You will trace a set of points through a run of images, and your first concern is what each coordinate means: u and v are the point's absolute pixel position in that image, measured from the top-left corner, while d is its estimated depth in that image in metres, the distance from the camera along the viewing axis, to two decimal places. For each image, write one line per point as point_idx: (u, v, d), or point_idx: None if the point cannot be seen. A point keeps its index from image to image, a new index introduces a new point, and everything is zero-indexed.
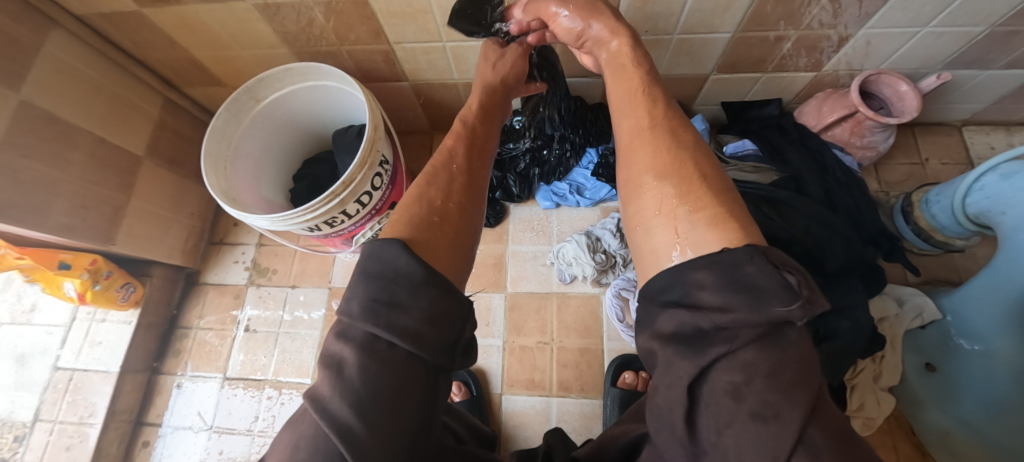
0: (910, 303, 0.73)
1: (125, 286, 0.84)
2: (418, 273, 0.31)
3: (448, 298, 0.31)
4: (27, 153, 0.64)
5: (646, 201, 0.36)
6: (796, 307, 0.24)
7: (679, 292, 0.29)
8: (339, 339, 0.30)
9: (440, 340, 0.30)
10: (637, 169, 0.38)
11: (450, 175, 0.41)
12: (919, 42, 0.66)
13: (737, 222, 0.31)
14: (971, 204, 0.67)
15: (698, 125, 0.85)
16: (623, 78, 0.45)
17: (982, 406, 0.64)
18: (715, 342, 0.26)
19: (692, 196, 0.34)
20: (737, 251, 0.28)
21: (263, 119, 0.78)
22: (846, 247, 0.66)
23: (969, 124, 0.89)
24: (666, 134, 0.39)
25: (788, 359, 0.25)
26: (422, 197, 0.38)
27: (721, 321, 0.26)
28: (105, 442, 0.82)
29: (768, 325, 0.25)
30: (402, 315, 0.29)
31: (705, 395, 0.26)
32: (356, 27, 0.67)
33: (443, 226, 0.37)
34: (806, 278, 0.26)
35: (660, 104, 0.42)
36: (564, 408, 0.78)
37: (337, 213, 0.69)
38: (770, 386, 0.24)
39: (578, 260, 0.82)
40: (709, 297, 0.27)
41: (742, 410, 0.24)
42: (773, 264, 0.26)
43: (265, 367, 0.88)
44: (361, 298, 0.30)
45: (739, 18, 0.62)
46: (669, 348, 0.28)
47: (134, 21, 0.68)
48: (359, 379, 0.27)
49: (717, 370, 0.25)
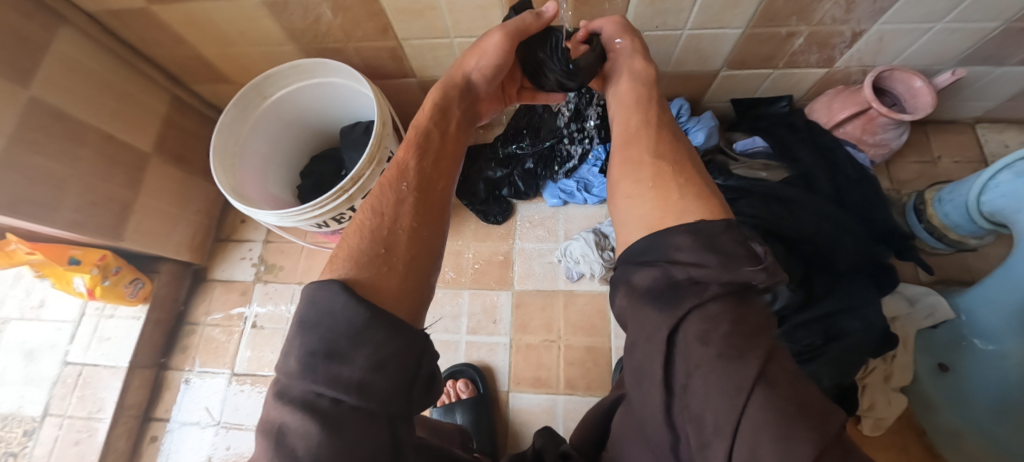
0: (922, 303, 0.72)
1: (134, 282, 0.84)
2: (359, 316, 0.29)
3: (396, 338, 0.29)
4: (38, 150, 0.64)
5: (639, 174, 0.38)
6: (760, 270, 0.28)
7: (658, 253, 0.32)
8: (280, 401, 0.28)
9: (390, 385, 0.28)
10: (636, 150, 0.41)
11: (398, 196, 0.39)
12: (933, 38, 0.65)
13: (720, 202, 0.35)
14: (986, 202, 0.66)
15: (706, 121, 0.83)
16: (636, 79, 0.48)
17: (994, 405, 0.63)
18: (688, 295, 0.28)
19: (685, 175, 0.37)
20: (713, 223, 0.31)
21: (270, 115, 0.78)
22: (858, 246, 0.65)
23: (982, 121, 0.88)
24: (670, 134, 0.42)
25: (748, 312, 0.27)
26: (365, 226, 0.37)
27: (696, 275, 0.29)
28: (114, 437, 0.83)
29: (734, 283, 0.28)
30: (343, 365, 0.27)
31: (680, 344, 0.28)
32: (363, 23, 0.67)
33: (388, 258, 0.34)
34: (768, 251, 0.30)
35: (664, 110, 0.45)
36: (570, 406, 0.78)
37: (344, 209, 0.69)
38: (734, 329, 0.26)
39: (586, 258, 0.82)
40: (685, 256, 0.30)
41: (709, 352, 0.26)
42: (744, 236, 0.30)
43: (272, 363, 0.88)
44: (298, 353, 0.28)
45: (749, 15, 0.61)
46: (646, 302, 0.30)
47: (142, 18, 0.68)
48: (296, 448, 0.25)
49: (689, 319, 0.27)
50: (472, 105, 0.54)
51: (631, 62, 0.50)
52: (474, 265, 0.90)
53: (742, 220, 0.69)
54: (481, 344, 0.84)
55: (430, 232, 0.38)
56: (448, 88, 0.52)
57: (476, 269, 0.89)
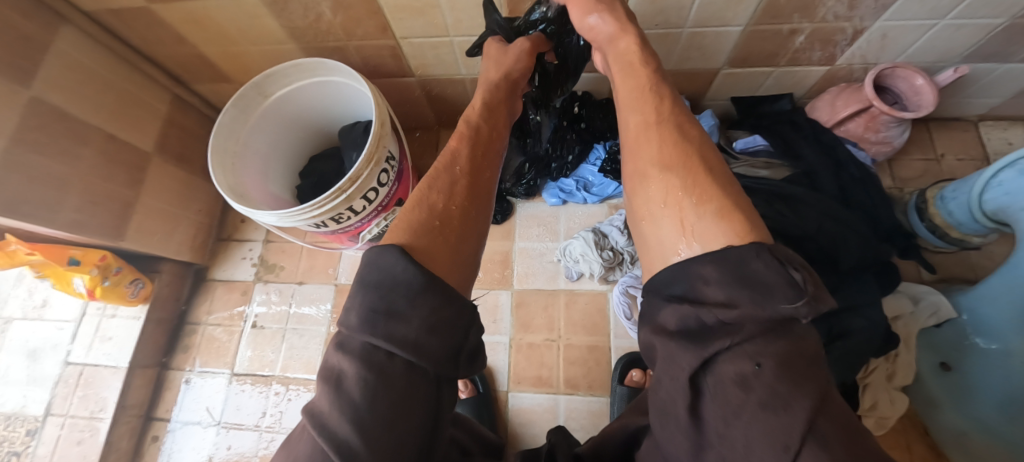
0: (925, 301, 0.72)
1: (135, 282, 0.84)
2: (415, 282, 0.32)
3: (446, 306, 0.32)
4: (38, 149, 0.64)
5: (651, 193, 0.36)
6: (802, 304, 0.25)
7: (684, 287, 0.30)
8: (339, 350, 0.31)
9: (439, 348, 0.31)
10: (643, 162, 0.39)
11: (453, 178, 0.42)
12: (937, 34, 0.65)
13: (742, 212, 0.32)
14: (989, 200, 0.66)
15: (708, 119, 0.83)
16: (631, 75, 0.46)
17: (1002, 407, 0.62)
18: (720, 335, 0.26)
19: (700, 187, 0.34)
20: (743, 248, 0.28)
21: (271, 114, 0.78)
22: (862, 245, 0.65)
23: (986, 119, 0.87)
24: (673, 129, 0.39)
25: (797, 350, 0.25)
26: (423, 201, 0.40)
27: (725, 317, 0.27)
28: (115, 436, 0.83)
29: (774, 321, 0.26)
30: (400, 324, 0.30)
31: (710, 386, 0.26)
32: (364, 22, 0.66)
33: (444, 230, 0.37)
34: (811, 275, 0.27)
35: (667, 101, 0.42)
36: (572, 405, 0.78)
37: (343, 209, 0.69)
38: (778, 375, 0.24)
39: (586, 257, 0.81)
40: (714, 291, 0.28)
41: (751, 400, 0.25)
42: (780, 260, 0.27)
43: (273, 362, 0.88)
44: (359, 309, 0.32)
45: (752, 11, 0.61)
46: (673, 341, 0.29)
47: (144, 17, 0.68)
48: (358, 393, 0.29)
49: (721, 361, 0.26)
50: (510, 102, 0.57)
51: (621, 49, 0.49)
52: None
53: None
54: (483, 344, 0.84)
55: (477, 212, 0.42)
56: (492, 85, 0.55)
57: None
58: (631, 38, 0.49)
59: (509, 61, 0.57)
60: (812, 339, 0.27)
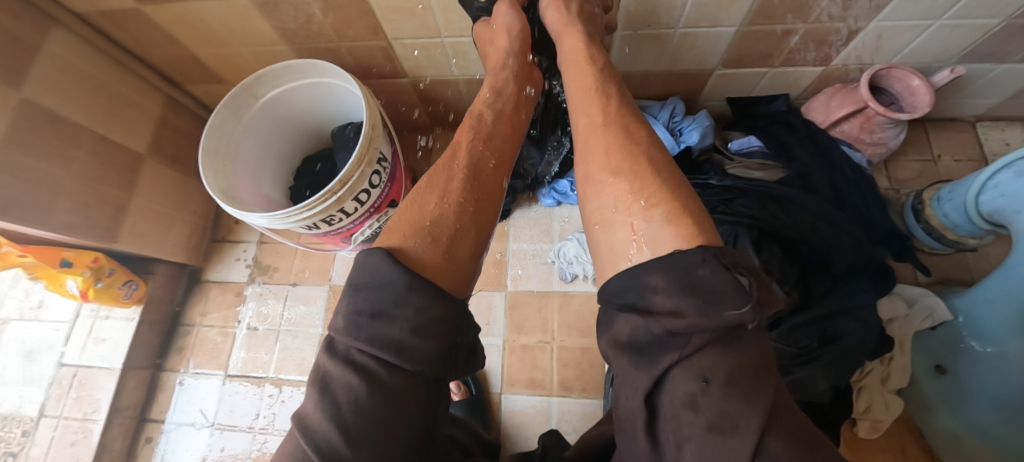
0: (921, 304, 0.71)
1: (129, 284, 0.84)
2: (400, 282, 0.32)
3: (434, 305, 0.32)
4: (30, 152, 0.64)
5: (604, 198, 0.37)
6: (747, 310, 0.25)
7: (635, 296, 0.30)
8: (328, 353, 0.31)
9: (427, 348, 0.31)
10: (595, 165, 0.39)
11: (450, 174, 0.43)
12: (933, 35, 0.64)
13: (692, 217, 0.32)
14: (985, 202, 0.65)
15: (702, 120, 0.81)
16: (578, 75, 0.47)
17: (993, 409, 0.62)
18: (669, 350, 0.26)
19: (648, 191, 0.34)
20: (691, 253, 0.28)
21: (263, 116, 0.78)
22: (856, 247, 0.64)
23: (983, 120, 0.86)
24: (619, 130, 0.40)
25: (745, 362, 0.25)
26: (418, 202, 0.41)
27: (672, 327, 0.26)
28: (109, 438, 0.83)
29: (719, 329, 0.25)
30: (386, 325, 0.30)
31: (664, 404, 0.27)
32: (355, 23, 0.66)
33: (434, 230, 0.38)
34: (756, 279, 0.26)
35: (613, 101, 0.43)
36: (565, 408, 0.78)
37: (334, 210, 0.68)
38: (726, 394, 0.24)
39: (579, 259, 0.82)
40: (661, 300, 0.28)
41: (700, 421, 0.25)
42: (725, 265, 0.27)
43: (267, 364, 0.88)
44: (346, 312, 0.32)
45: (745, 12, 0.60)
46: (626, 357, 0.29)
47: (135, 19, 0.68)
48: (344, 394, 0.29)
49: (672, 379, 0.26)
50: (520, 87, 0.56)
51: (568, 46, 0.50)
52: None
53: (737, 220, 0.68)
54: None
55: (476, 208, 0.42)
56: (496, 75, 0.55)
57: None
58: (579, 35, 0.50)
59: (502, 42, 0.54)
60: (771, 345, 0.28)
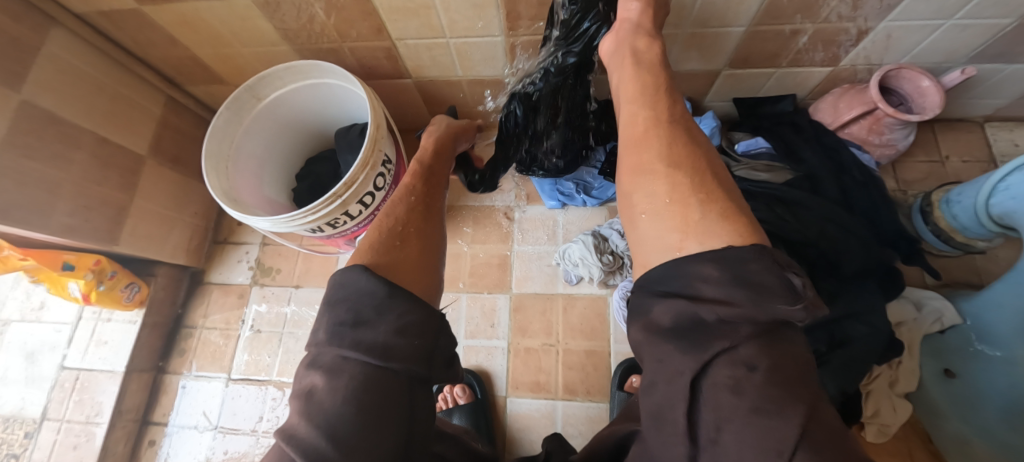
0: (929, 308, 0.71)
1: (130, 286, 0.84)
2: (380, 290, 0.33)
3: (414, 310, 0.33)
4: (29, 154, 0.63)
5: (655, 187, 0.35)
6: (799, 308, 0.26)
7: (680, 284, 0.29)
8: (310, 367, 0.32)
9: (411, 351, 0.32)
10: (648, 156, 0.37)
11: (408, 206, 0.44)
12: (943, 35, 0.63)
13: (747, 219, 0.31)
14: (995, 205, 0.64)
15: (709, 121, 0.81)
16: (639, 74, 0.45)
17: (1003, 411, 0.61)
18: (718, 336, 0.26)
19: (706, 188, 0.33)
20: (744, 249, 0.28)
21: (265, 118, 0.77)
22: (864, 250, 0.64)
23: (992, 120, 0.86)
24: (683, 131, 0.39)
25: (786, 356, 0.26)
26: (381, 226, 0.41)
27: (724, 315, 0.26)
28: (111, 441, 0.83)
29: (769, 321, 0.26)
30: (368, 331, 0.31)
31: (705, 390, 0.26)
32: (358, 23, 0.65)
33: (405, 247, 0.39)
34: (808, 281, 0.27)
35: (676, 104, 0.42)
36: (570, 411, 0.77)
37: (338, 214, 0.68)
38: (770, 380, 0.25)
39: (584, 261, 0.80)
40: (712, 290, 0.27)
41: (744, 405, 0.24)
42: (778, 263, 0.27)
43: (270, 367, 0.87)
44: (327, 326, 0.33)
45: (753, 12, 0.59)
46: (670, 342, 0.28)
47: (135, 19, 0.67)
48: (327, 402, 0.29)
49: (717, 364, 0.26)
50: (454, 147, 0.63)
51: (636, 49, 0.48)
52: (473, 269, 0.89)
53: None
54: (480, 348, 0.83)
55: (434, 231, 0.43)
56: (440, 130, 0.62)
57: (475, 272, 0.89)
58: (656, 42, 0.48)
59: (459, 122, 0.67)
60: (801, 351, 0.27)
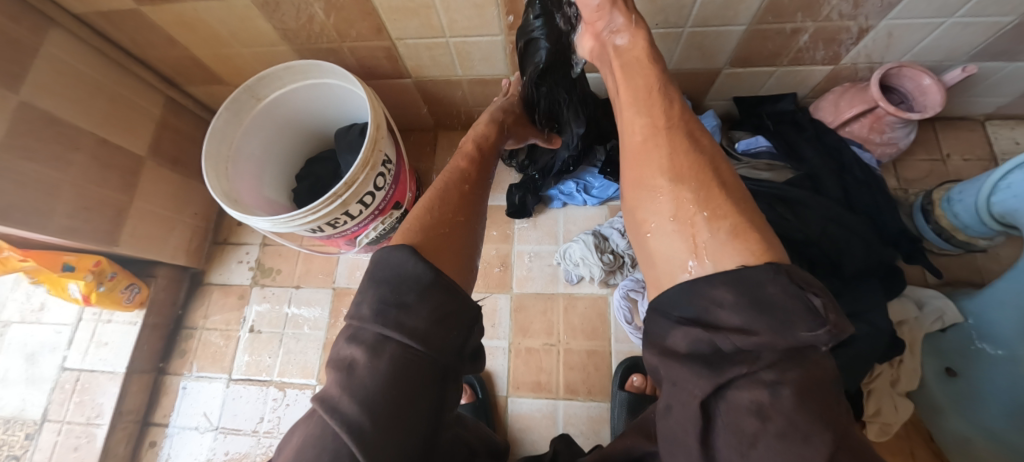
0: (930, 306, 0.71)
1: (130, 287, 0.84)
2: (424, 277, 0.34)
3: (451, 300, 0.34)
4: (28, 156, 0.63)
5: (662, 205, 0.37)
6: (822, 333, 0.26)
7: (694, 310, 0.31)
8: (350, 341, 0.33)
9: (447, 340, 0.33)
10: (650, 170, 0.39)
11: (460, 192, 0.46)
12: (944, 33, 0.63)
13: (755, 231, 0.32)
14: (996, 203, 0.64)
15: (709, 121, 0.81)
16: (634, 77, 0.46)
17: (1006, 412, 0.61)
18: (735, 362, 0.27)
19: (712, 202, 0.34)
20: (759, 270, 0.29)
21: (265, 117, 0.77)
22: (866, 248, 0.64)
23: (993, 118, 0.85)
24: (684, 136, 0.40)
25: (813, 382, 0.26)
26: (433, 209, 0.42)
27: (743, 343, 0.27)
28: (112, 443, 0.83)
29: (792, 348, 0.26)
30: (409, 315, 0.32)
31: (722, 412, 0.27)
32: (358, 23, 0.65)
33: (450, 236, 0.40)
34: (830, 302, 0.27)
35: (676, 105, 0.43)
36: (571, 411, 0.77)
37: (339, 213, 0.67)
38: (796, 405, 0.25)
39: (585, 261, 0.79)
40: (728, 316, 0.28)
41: (768, 430, 0.25)
42: (799, 286, 0.28)
43: (270, 367, 0.87)
44: (371, 302, 0.34)
45: (754, 11, 0.59)
46: (684, 366, 0.29)
47: (133, 20, 0.67)
48: (369, 377, 0.30)
49: (735, 389, 0.27)
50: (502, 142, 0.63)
51: (618, 46, 0.49)
52: None
53: None
54: None
55: (475, 223, 0.44)
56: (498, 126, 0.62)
57: (476, 272, 0.88)
58: (638, 31, 0.48)
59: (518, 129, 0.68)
60: (817, 358, 0.27)
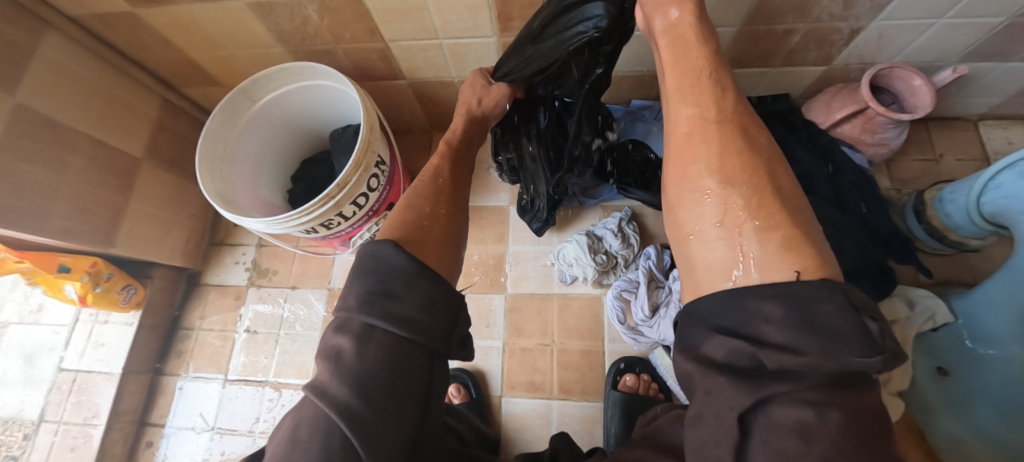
0: (921, 306, 0.69)
1: (127, 288, 0.84)
2: (408, 267, 0.35)
3: (439, 289, 0.35)
4: (25, 157, 0.63)
5: (706, 209, 0.33)
6: (875, 359, 0.24)
7: (737, 320, 0.29)
8: (338, 330, 0.33)
9: (435, 326, 0.34)
10: (696, 167, 0.35)
11: (437, 188, 0.46)
12: (935, 34, 0.63)
13: (810, 244, 0.30)
14: (987, 203, 0.65)
15: None
16: (684, 63, 0.40)
17: (1000, 409, 0.62)
18: (777, 379, 0.26)
19: (765, 210, 0.31)
20: (814, 287, 0.27)
21: (260, 119, 0.77)
22: (857, 248, 0.65)
23: (986, 118, 0.86)
24: (736, 131, 0.36)
25: (862, 410, 0.25)
26: (412, 205, 0.43)
27: (790, 362, 0.25)
28: (108, 443, 0.83)
29: (842, 371, 0.25)
30: (397, 303, 0.33)
31: (760, 429, 0.26)
32: (352, 25, 0.65)
33: (432, 228, 0.41)
34: (886, 328, 0.26)
35: (729, 94, 0.38)
36: (565, 411, 0.78)
37: (332, 215, 0.68)
38: (842, 432, 0.24)
39: (579, 261, 0.80)
40: (774, 332, 0.26)
41: (811, 453, 0.24)
42: (853, 306, 0.26)
43: (266, 368, 0.88)
44: (357, 292, 0.34)
45: (744, 12, 0.60)
46: (720, 376, 0.28)
47: (129, 22, 0.68)
48: (357, 362, 0.31)
49: (778, 406, 0.26)
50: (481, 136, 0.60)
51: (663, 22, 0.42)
52: (468, 269, 0.89)
53: None
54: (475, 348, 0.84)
55: (459, 215, 0.45)
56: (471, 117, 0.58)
57: (471, 272, 0.89)
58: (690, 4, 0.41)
59: (489, 103, 0.59)
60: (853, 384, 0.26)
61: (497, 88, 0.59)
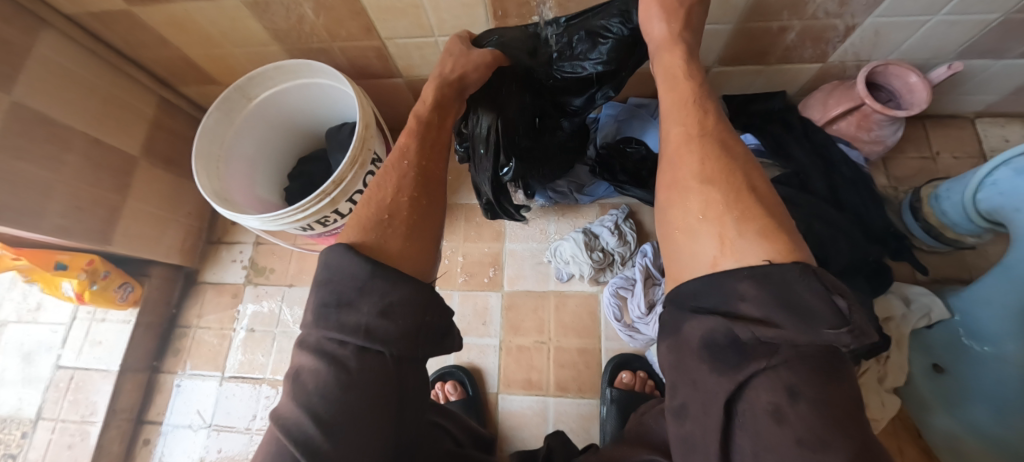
0: (917, 303, 0.70)
1: (123, 286, 0.84)
2: (362, 273, 0.33)
3: (398, 289, 0.33)
4: (22, 155, 0.63)
5: (689, 205, 0.33)
6: (844, 332, 0.25)
7: (716, 300, 0.29)
8: (301, 347, 0.34)
9: (395, 331, 0.32)
10: (681, 172, 0.35)
11: (401, 172, 0.42)
12: (930, 31, 0.63)
13: (789, 237, 0.30)
14: (982, 200, 0.65)
15: None
16: (672, 86, 0.41)
17: (994, 406, 0.62)
18: (754, 357, 0.26)
19: (742, 204, 0.31)
20: (787, 266, 0.27)
21: (256, 117, 0.78)
22: (851, 246, 0.65)
23: (983, 116, 0.86)
24: (718, 145, 0.36)
25: (839, 391, 0.25)
26: (373, 198, 0.40)
27: (763, 334, 0.26)
28: (106, 440, 0.83)
29: (814, 344, 0.26)
30: (350, 313, 0.32)
31: (741, 413, 0.26)
32: (347, 23, 0.65)
33: (393, 222, 0.38)
34: (856, 304, 0.26)
35: (712, 114, 0.38)
36: (561, 408, 0.78)
37: (328, 212, 0.68)
38: (815, 415, 0.24)
39: (576, 258, 0.80)
40: (750, 309, 0.27)
41: (788, 436, 0.24)
42: (825, 286, 0.26)
43: (264, 365, 0.88)
44: (314, 306, 0.34)
45: (739, 10, 0.60)
46: (703, 360, 0.28)
47: (125, 20, 0.68)
48: (311, 383, 0.31)
49: (757, 388, 0.26)
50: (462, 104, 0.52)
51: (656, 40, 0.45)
52: (465, 267, 0.89)
53: None
54: (472, 346, 0.84)
55: (430, 201, 0.41)
56: (446, 81, 0.49)
57: (468, 270, 0.89)
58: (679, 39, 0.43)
59: (466, 66, 0.51)
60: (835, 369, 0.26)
61: (476, 52, 0.52)
